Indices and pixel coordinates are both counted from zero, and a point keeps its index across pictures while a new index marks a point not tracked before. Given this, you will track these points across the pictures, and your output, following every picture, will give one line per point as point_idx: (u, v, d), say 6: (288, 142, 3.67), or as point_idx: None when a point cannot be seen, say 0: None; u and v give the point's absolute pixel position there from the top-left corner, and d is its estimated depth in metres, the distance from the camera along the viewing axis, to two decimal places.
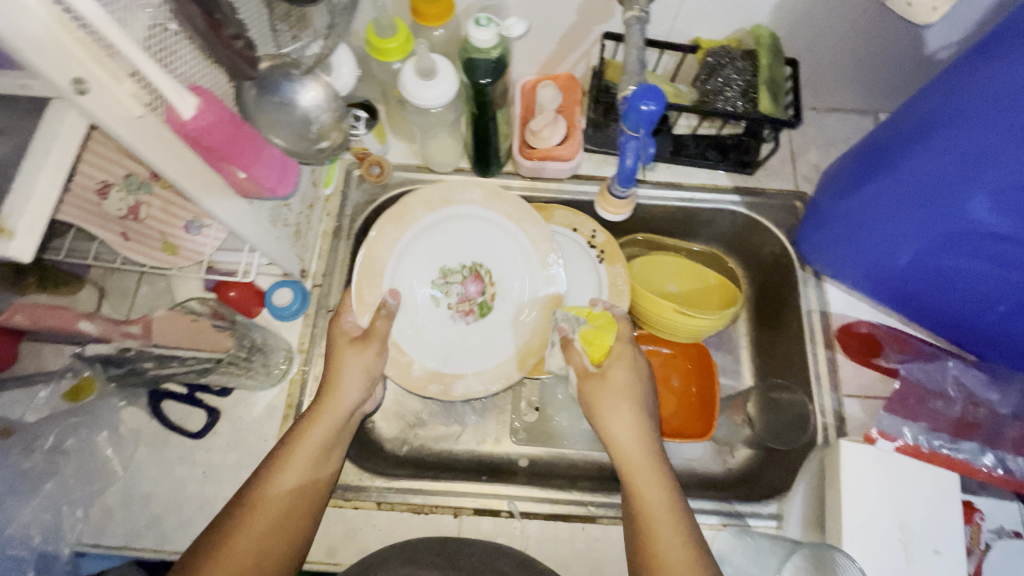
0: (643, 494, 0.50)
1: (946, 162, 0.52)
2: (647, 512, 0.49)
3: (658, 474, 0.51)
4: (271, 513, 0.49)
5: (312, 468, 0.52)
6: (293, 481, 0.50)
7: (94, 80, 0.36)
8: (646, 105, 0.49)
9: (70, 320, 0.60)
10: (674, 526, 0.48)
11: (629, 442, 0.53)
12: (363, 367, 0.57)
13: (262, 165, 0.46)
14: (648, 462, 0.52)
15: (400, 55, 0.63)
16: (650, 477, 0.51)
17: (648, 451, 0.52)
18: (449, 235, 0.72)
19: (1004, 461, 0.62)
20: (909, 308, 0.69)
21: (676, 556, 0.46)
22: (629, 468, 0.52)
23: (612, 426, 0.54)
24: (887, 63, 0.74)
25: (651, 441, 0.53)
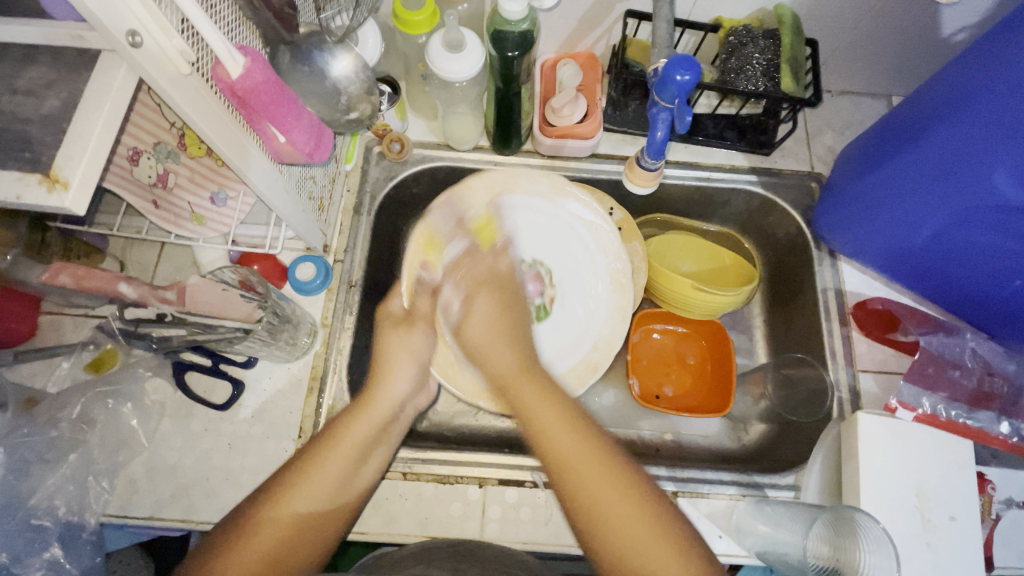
0: (529, 406, 0.50)
1: (973, 135, 0.53)
2: (554, 449, 0.47)
3: (547, 394, 0.51)
4: (321, 500, 0.51)
5: (355, 460, 0.54)
6: (335, 474, 0.52)
7: (145, 32, 0.36)
8: (680, 75, 0.50)
9: (111, 282, 0.60)
10: (582, 451, 0.47)
11: (507, 363, 0.55)
12: (407, 349, 0.63)
13: (301, 130, 0.46)
14: (527, 384, 0.52)
15: (427, 27, 0.63)
16: (535, 391, 0.51)
17: (522, 369, 0.54)
18: (501, 230, 0.74)
19: (1019, 430, 0.64)
20: (924, 285, 0.70)
21: (583, 456, 0.47)
22: (501, 373, 0.55)
23: (491, 359, 0.56)
24: (904, 45, 0.75)
25: (526, 360, 0.55)
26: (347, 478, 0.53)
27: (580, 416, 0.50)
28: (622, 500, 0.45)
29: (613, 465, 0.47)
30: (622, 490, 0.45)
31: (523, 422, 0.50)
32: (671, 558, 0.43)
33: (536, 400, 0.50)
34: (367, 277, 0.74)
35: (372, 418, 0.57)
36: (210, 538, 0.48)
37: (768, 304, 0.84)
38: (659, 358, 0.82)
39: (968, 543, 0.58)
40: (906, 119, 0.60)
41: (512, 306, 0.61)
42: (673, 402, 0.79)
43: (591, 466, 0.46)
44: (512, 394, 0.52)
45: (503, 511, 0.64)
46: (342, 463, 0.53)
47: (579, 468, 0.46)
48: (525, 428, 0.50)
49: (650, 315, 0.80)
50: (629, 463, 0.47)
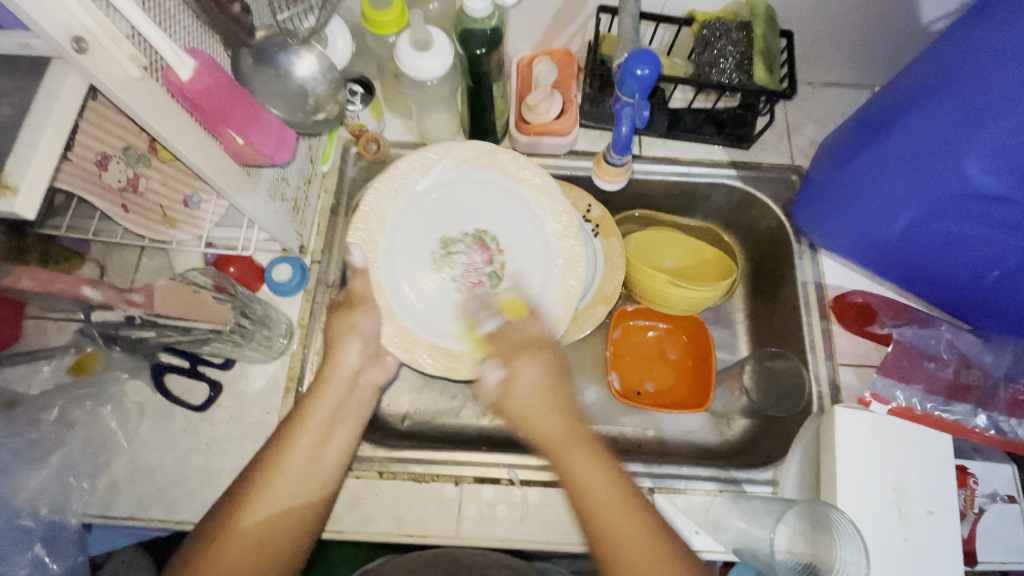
0: (618, 539, 0.47)
1: (942, 125, 0.52)
2: (598, 515, 0.48)
3: (589, 456, 0.51)
4: (297, 479, 0.53)
5: (323, 435, 0.56)
6: (306, 451, 0.54)
7: (91, 38, 0.36)
8: (639, 69, 0.50)
9: (74, 285, 0.58)
10: (652, 546, 0.47)
11: (550, 427, 0.54)
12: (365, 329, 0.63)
13: (259, 130, 0.47)
14: (578, 449, 0.52)
15: (395, 28, 0.64)
16: (621, 522, 0.48)
17: (575, 433, 0.54)
18: (444, 203, 0.71)
19: (997, 423, 0.63)
20: (905, 277, 0.69)
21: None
22: (596, 520, 0.48)
23: (534, 417, 0.55)
24: (883, 36, 0.73)
25: (577, 426, 0.55)
26: (318, 456, 0.55)
27: (623, 477, 0.51)
28: (657, 564, 0.46)
29: (643, 522, 0.48)
30: (656, 555, 0.46)
31: (562, 478, 0.51)
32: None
33: (581, 463, 0.51)
34: (345, 277, 0.74)
35: (335, 394, 0.59)
36: (189, 548, 0.48)
37: (751, 299, 0.83)
38: (642, 354, 0.81)
39: (947, 537, 0.58)
40: (880, 108, 0.59)
41: (559, 376, 0.59)
42: (655, 397, 0.79)
43: (625, 526, 0.48)
44: (557, 459, 0.52)
45: (479, 509, 0.64)
46: (314, 440, 0.55)
47: (613, 523, 0.48)
48: (571, 494, 0.50)
49: (631, 312, 0.80)
50: (649, 512, 0.49)
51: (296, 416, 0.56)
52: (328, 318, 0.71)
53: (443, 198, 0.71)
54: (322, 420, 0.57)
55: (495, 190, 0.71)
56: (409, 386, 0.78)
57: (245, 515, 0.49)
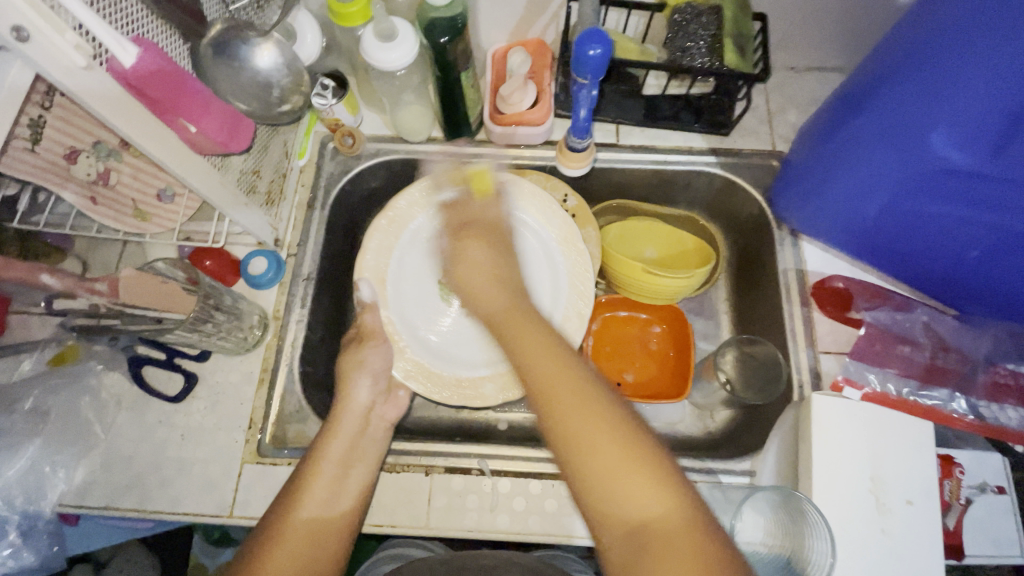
0: (560, 411, 0.41)
1: (908, 99, 0.50)
2: (546, 385, 0.42)
3: (537, 328, 0.46)
4: (314, 522, 0.52)
5: (338, 475, 0.56)
6: (321, 493, 0.54)
7: (33, 27, 0.37)
8: (591, 49, 0.50)
9: (31, 273, 0.56)
10: (605, 425, 0.40)
11: (495, 300, 0.49)
12: (373, 368, 0.64)
13: (211, 118, 0.48)
14: (522, 319, 0.47)
15: (361, 19, 0.64)
16: (564, 382, 0.42)
17: (514, 305, 0.49)
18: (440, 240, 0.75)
19: (976, 408, 0.61)
20: (887, 260, 0.67)
21: (607, 447, 0.39)
22: (539, 387, 0.42)
23: (473, 291, 0.51)
24: (864, 16, 0.71)
25: (517, 297, 0.50)
26: (332, 495, 0.55)
27: (568, 351, 0.44)
28: (604, 433, 0.40)
29: (587, 387, 0.42)
30: (604, 428, 0.40)
31: (510, 342, 0.46)
32: (652, 490, 0.38)
33: (518, 331, 0.46)
34: (322, 270, 0.74)
35: (347, 430, 0.59)
36: (244, 551, 0.50)
37: (734, 289, 0.82)
38: (623, 345, 0.80)
39: (926, 528, 0.56)
40: (852, 87, 0.57)
41: (497, 242, 0.55)
42: (634, 388, 0.77)
43: (571, 389, 0.41)
44: (501, 326, 0.47)
45: (448, 499, 0.63)
46: (329, 479, 0.55)
47: (555, 389, 0.42)
48: (520, 375, 0.44)
49: (606, 302, 0.80)
50: (605, 387, 0.42)
51: (325, 431, 0.59)
52: (303, 310, 0.71)
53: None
54: (352, 426, 0.60)
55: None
56: None
57: (296, 513, 0.52)
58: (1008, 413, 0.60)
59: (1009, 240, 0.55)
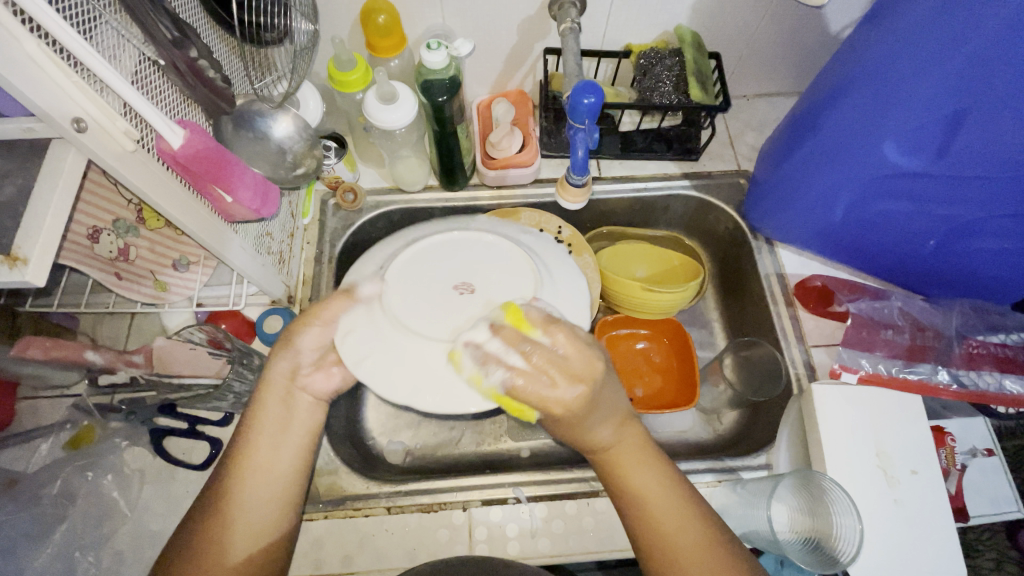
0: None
1: (856, 116, 0.58)
2: (678, 552, 0.48)
3: (657, 475, 0.51)
4: (267, 498, 0.50)
5: (278, 439, 0.53)
6: (262, 465, 0.51)
7: (89, 118, 0.39)
8: (585, 100, 0.59)
9: (77, 350, 0.65)
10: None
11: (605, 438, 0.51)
12: (288, 336, 0.54)
13: (246, 189, 0.52)
14: (637, 463, 0.51)
15: (361, 85, 0.69)
16: (696, 546, 0.48)
17: (629, 442, 0.52)
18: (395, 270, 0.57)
19: (958, 377, 0.67)
20: (856, 257, 0.75)
21: None
22: (676, 550, 0.48)
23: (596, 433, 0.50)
24: (800, 49, 0.82)
25: (631, 432, 0.52)
26: (270, 460, 0.51)
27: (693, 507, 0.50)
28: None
29: (718, 553, 0.48)
30: None
31: (631, 497, 0.50)
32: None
33: (644, 482, 0.50)
34: None
35: (279, 395, 0.54)
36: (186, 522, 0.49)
37: (721, 298, 0.88)
38: (628, 360, 0.85)
39: (933, 494, 0.61)
40: (805, 109, 0.65)
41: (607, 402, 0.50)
42: (646, 402, 0.81)
43: (701, 555, 0.48)
44: (614, 471, 0.51)
45: (489, 531, 0.65)
46: (269, 442, 0.52)
47: (688, 553, 0.48)
48: (650, 532, 0.49)
49: (611, 322, 0.84)
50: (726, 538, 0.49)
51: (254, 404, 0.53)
52: None
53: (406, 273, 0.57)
54: (280, 395, 0.54)
55: (410, 311, 0.54)
56: (407, 422, 0.80)
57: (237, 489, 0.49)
58: (986, 378, 0.66)
59: (958, 226, 0.63)
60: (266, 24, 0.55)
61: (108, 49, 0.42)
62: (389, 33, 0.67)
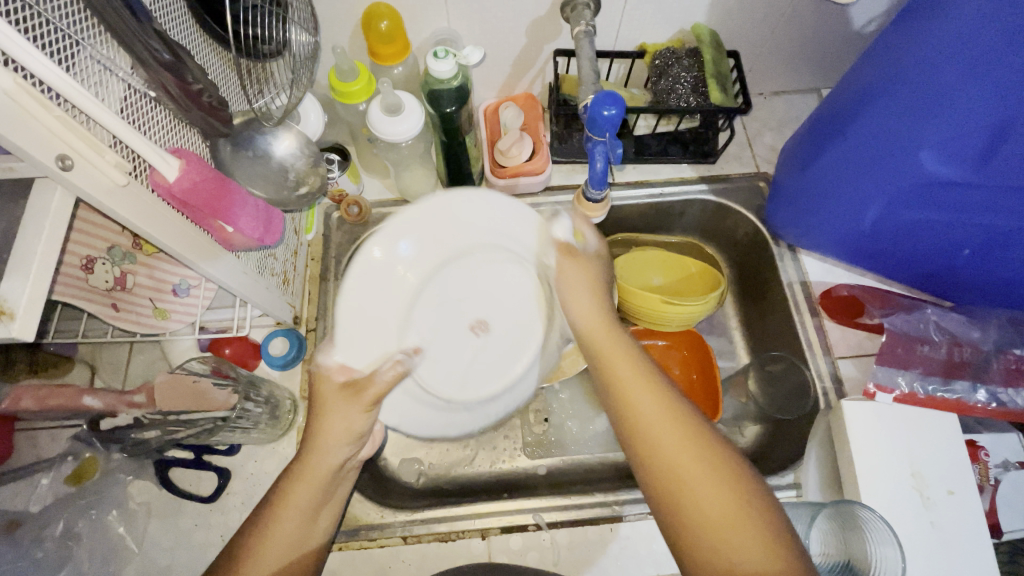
0: (653, 442, 0.45)
1: (890, 122, 0.55)
2: (639, 420, 0.46)
3: (632, 359, 0.50)
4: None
5: (306, 522, 0.49)
6: (284, 543, 0.47)
7: (75, 154, 0.36)
8: (606, 110, 0.57)
9: (75, 396, 0.60)
10: (691, 453, 0.43)
11: (587, 323, 0.55)
12: (347, 430, 0.50)
13: (247, 218, 0.48)
14: (611, 344, 0.52)
15: (365, 96, 0.65)
16: (658, 414, 0.46)
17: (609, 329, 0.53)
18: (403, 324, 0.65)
19: (996, 395, 0.64)
20: (887, 265, 0.72)
21: (700, 484, 0.42)
22: (638, 417, 0.46)
23: (575, 313, 0.56)
24: (823, 46, 0.78)
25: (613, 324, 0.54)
26: (284, 546, 0.47)
27: (667, 391, 0.48)
28: (705, 476, 0.42)
29: (681, 421, 0.45)
30: (696, 459, 0.43)
31: (598, 377, 0.51)
32: (750, 541, 0.40)
33: (620, 360, 0.50)
34: None
35: (311, 479, 0.49)
36: None
37: (741, 305, 0.85)
38: None
39: (971, 515, 0.59)
40: (831, 113, 0.62)
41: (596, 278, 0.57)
42: None
43: (667, 432, 0.45)
44: (591, 349, 0.53)
45: (509, 559, 0.63)
46: (295, 526, 0.48)
47: (647, 417, 0.46)
48: (613, 401, 0.49)
49: (630, 334, 0.82)
50: (699, 421, 0.46)
51: (292, 471, 0.50)
52: None
53: (427, 322, 0.67)
54: (320, 479, 0.49)
55: (437, 379, 0.67)
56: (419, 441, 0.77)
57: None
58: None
59: (997, 236, 0.60)
60: (264, 36, 0.51)
61: (92, 77, 0.39)
62: (391, 39, 0.64)
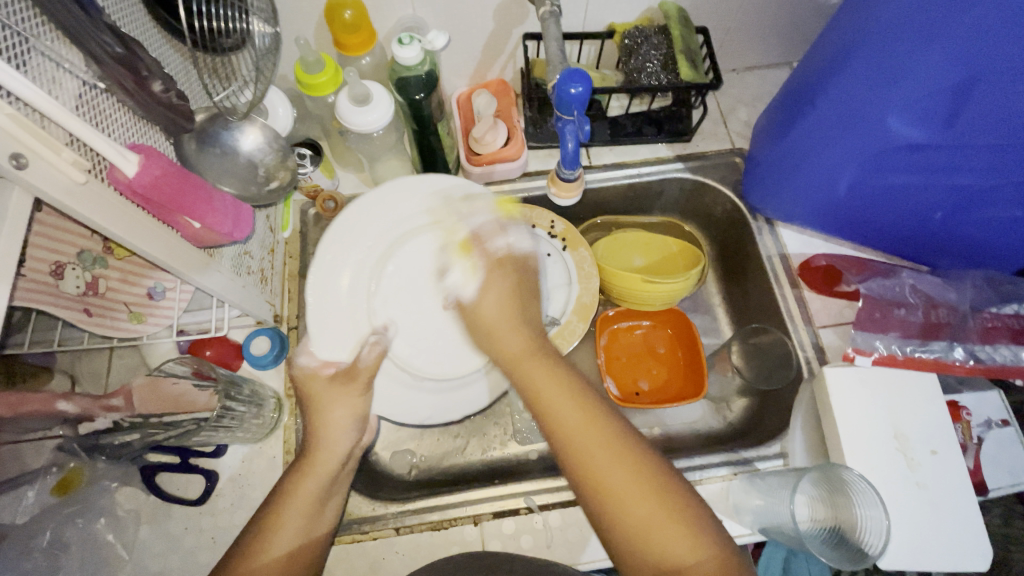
0: (577, 445, 0.48)
1: (856, 88, 0.55)
2: (564, 426, 0.49)
3: (553, 367, 0.53)
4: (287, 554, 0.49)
5: (313, 516, 0.52)
6: (293, 536, 0.50)
7: (31, 154, 0.35)
8: (573, 88, 0.57)
9: (47, 402, 0.60)
10: (610, 446, 0.48)
11: (513, 343, 0.56)
12: (351, 410, 0.57)
13: (214, 213, 0.48)
14: (533, 361, 0.54)
15: (332, 88, 0.64)
16: (580, 419, 0.49)
17: (529, 347, 0.55)
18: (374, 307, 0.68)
19: (974, 353, 0.65)
20: (863, 233, 0.73)
21: (618, 477, 0.46)
22: (560, 424, 0.49)
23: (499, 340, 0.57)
24: (791, 18, 0.78)
25: (531, 339, 0.56)
26: (304, 529, 0.51)
27: (588, 393, 0.51)
28: (614, 459, 0.47)
29: (598, 418, 0.49)
30: (616, 454, 0.47)
31: (523, 390, 0.53)
32: (663, 518, 0.45)
33: (542, 371, 0.53)
34: None
35: (321, 469, 0.53)
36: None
37: (723, 281, 0.86)
38: (632, 353, 0.83)
39: (955, 473, 0.60)
40: (800, 83, 0.62)
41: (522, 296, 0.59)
42: (652, 395, 0.79)
43: (586, 431, 0.49)
44: (515, 368, 0.54)
45: (503, 543, 0.63)
46: (306, 513, 0.51)
47: (569, 422, 0.49)
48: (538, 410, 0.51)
49: (612, 316, 0.80)
50: (617, 419, 0.50)
51: (300, 464, 0.54)
52: None
53: (398, 304, 0.69)
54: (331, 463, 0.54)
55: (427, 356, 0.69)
56: (409, 434, 0.77)
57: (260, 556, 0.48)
58: (1001, 352, 0.65)
59: (968, 197, 0.61)
60: (223, 29, 0.50)
61: (41, 75, 0.38)
62: (357, 29, 0.63)
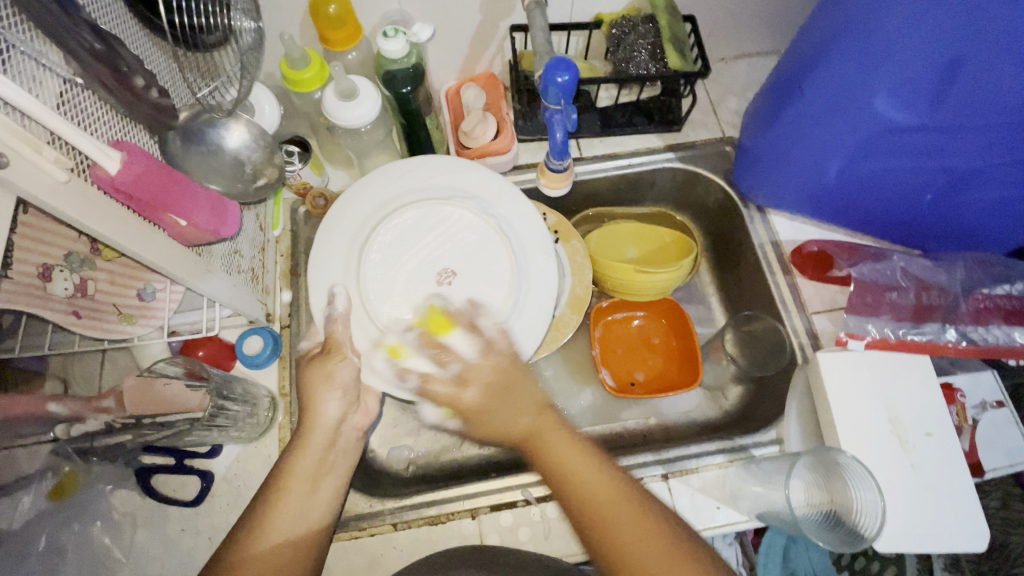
0: (604, 526, 0.47)
1: (846, 72, 0.54)
2: (590, 506, 0.48)
3: (574, 444, 0.52)
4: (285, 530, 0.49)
5: (308, 493, 0.52)
6: (292, 511, 0.50)
7: (13, 153, 0.34)
8: (560, 77, 0.56)
9: (39, 404, 0.60)
10: (637, 522, 0.46)
11: (521, 425, 0.54)
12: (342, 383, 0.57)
13: (200, 209, 0.48)
14: (556, 438, 0.53)
15: (319, 83, 0.64)
16: (608, 496, 0.48)
17: (544, 424, 0.54)
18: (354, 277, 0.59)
19: (966, 334, 0.65)
20: (854, 218, 0.72)
21: (646, 552, 0.45)
22: (587, 501, 0.48)
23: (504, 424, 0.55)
24: (778, 5, 0.78)
25: (545, 416, 0.55)
26: (301, 509, 0.51)
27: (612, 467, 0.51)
28: (641, 534, 0.46)
29: (626, 495, 0.48)
30: (642, 528, 0.46)
31: (547, 471, 0.51)
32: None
33: (563, 451, 0.52)
34: None
35: (313, 446, 0.55)
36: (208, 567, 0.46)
37: (716, 270, 0.86)
38: (627, 343, 0.82)
39: (949, 454, 0.60)
40: (788, 69, 0.62)
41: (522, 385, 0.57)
42: (647, 385, 0.79)
43: (613, 510, 0.47)
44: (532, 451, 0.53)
45: (501, 536, 0.63)
46: (302, 493, 0.51)
47: (598, 500, 0.48)
48: (563, 490, 0.50)
49: (607, 308, 0.81)
50: (641, 492, 0.49)
51: (295, 441, 0.55)
52: None
53: (381, 275, 0.59)
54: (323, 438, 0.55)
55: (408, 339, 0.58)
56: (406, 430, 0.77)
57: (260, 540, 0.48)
58: (994, 332, 0.65)
59: (958, 177, 0.61)
60: (204, 25, 0.50)
61: (20, 72, 0.37)
62: (341, 23, 0.62)
